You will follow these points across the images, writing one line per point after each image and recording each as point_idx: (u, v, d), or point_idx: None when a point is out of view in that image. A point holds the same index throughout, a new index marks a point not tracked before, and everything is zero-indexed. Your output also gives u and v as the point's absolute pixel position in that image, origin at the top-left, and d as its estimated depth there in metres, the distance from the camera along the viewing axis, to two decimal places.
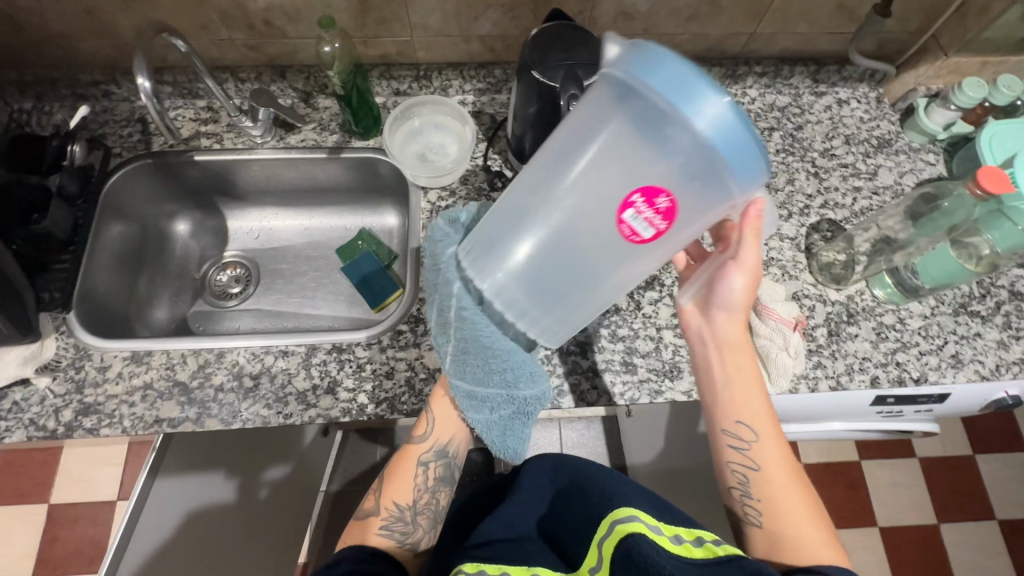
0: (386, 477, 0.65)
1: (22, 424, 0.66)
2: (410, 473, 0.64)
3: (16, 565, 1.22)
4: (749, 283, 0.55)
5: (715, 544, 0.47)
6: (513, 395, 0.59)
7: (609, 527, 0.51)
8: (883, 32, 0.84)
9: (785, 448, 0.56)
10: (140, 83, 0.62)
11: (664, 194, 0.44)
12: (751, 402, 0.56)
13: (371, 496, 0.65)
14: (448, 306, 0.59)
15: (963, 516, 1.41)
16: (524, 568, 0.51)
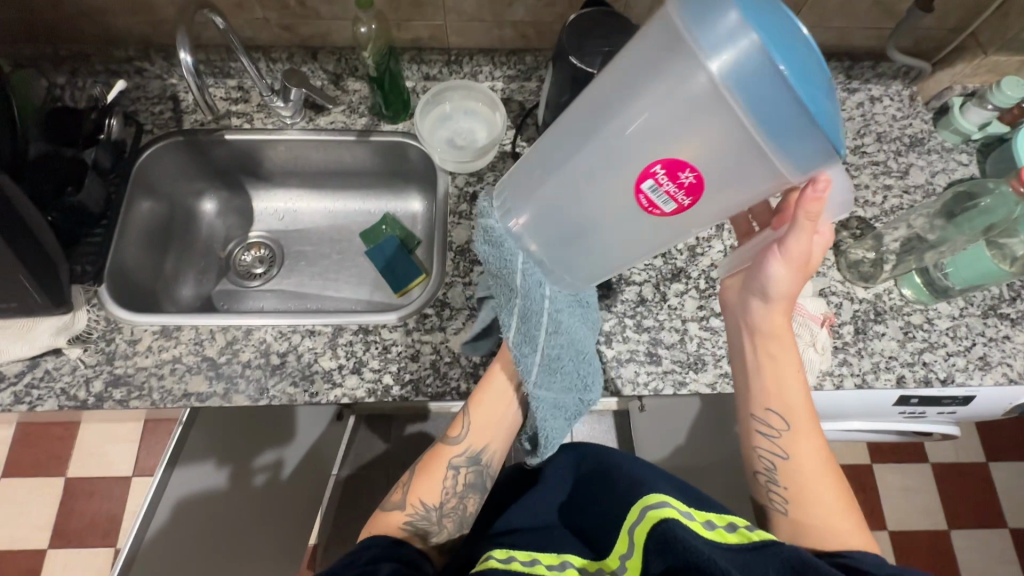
0: (417, 473, 0.63)
1: (53, 392, 0.67)
2: (443, 473, 0.62)
3: (34, 535, 1.25)
4: (792, 271, 0.53)
5: (749, 529, 0.47)
6: (585, 400, 0.61)
7: (639, 513, 0.50)
8: (921, 29, 0.82)
9: (817, 437, 0.58)
10: (182, 57, 0.63)
11: (688, 168, 0.42)
12: (784, 393, 0.58)
13: (399, 489, 0.63)
14: (535, 313, 0.57)
15: (974, 523, 1.40)
16: (553, 556, 0.53)
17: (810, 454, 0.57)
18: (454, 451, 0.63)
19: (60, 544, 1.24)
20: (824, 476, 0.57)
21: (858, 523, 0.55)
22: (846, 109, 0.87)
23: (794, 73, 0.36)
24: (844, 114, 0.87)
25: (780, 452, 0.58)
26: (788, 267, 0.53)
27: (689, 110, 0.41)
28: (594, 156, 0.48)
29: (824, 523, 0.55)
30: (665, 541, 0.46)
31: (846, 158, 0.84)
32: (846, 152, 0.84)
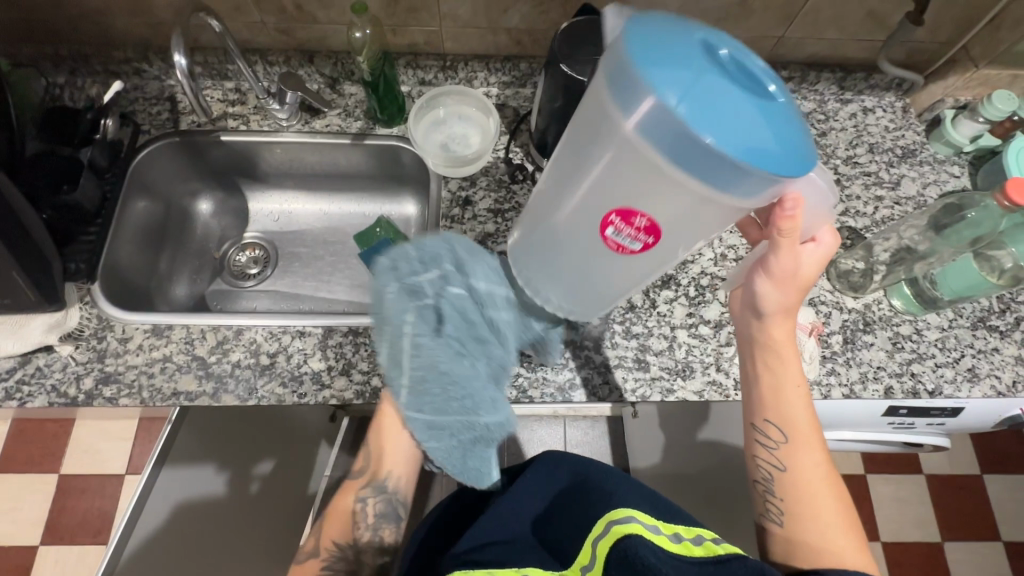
0: (326, 518, 0.62)
1: (44, 389, 0.67)
2: (348, 513, 0.61)
3: (26, 531, 1.25)
4: (778, 286, 0.56)
5: (715, 543, 0.49)
6: (473, 421, 0.59)
7: (604, 527, 0.50)
8: (914, 41, 0.83)
9: (818, 452, 0.57)
10: (176, 59, 0.63)
11: (639, 214, 0.43)
12: (784, 407, 0.58)
13: (310, 537, 0.61)
14: (401, 336, 0.59)
15: (968, 535, 1.39)
16: (513, 570, 0.52)
17: (809, 468, 0.57)
18: (357, 488, 0.62)
19: (52, 541, 1.24)
20: (821, 490, 0.56)
21: (858, 540, 0.54)
22: (839, 120, 0.88)
23: (727, 131, 0.36)
24: (837, 125, 0.87)
25: (779, 464, 0.58)
26: (775, 282, 0.56)
27: (630, 163, 0.42)
28: (568, 197, 0.49)
29: (819, 540, 0.54)
30: (625, 557, 0.47)
31: (837, 168, 0.84)
32: (838, 162, 0.85)
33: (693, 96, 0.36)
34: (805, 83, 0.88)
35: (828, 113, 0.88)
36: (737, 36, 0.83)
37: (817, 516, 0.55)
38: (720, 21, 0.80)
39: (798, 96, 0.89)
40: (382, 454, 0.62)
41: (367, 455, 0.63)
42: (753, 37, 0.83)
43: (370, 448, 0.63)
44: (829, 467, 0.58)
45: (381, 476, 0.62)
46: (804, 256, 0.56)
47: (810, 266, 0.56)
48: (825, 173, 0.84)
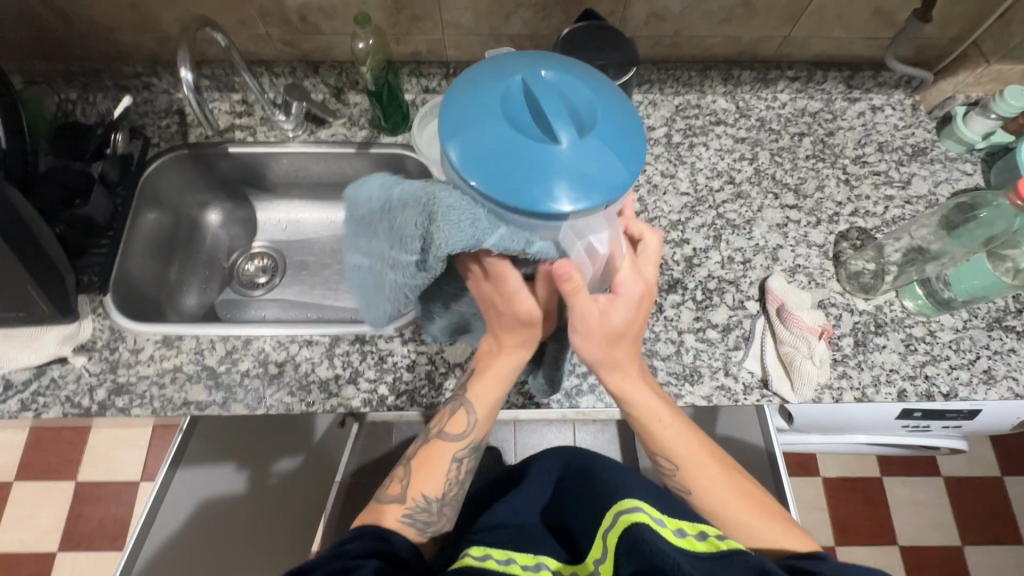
0: (415, 469, 0.59)
1: (58, 400, 0.68)
2: (444, 467, 0.59)
3: (44, 538, 1.27)
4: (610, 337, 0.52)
5: (719, 539, 0.46)
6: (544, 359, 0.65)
7: (613, 519, 0.50)
8: (922, 38, 0.82)
9: (711, 464, 0.56)
10: (182, 75, 0.64)
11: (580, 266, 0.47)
12: (663, 440, 0.56)
13: (395, 483, 0.59)
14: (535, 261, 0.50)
15: (989, 540, 1.36)
16: (529, 555, 0.51)
17: (717, 482, 0.56)
18: (454, 449, 0.59)
19: (70, 548, 1.26)
20: (735, 497, 0.55)
21: (787, 525, 0.53)
22: (847, 119, 0.87)
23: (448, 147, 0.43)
24: (845, 124, 0.86)
25: (684, 487, 0.57)
26: (587, 337, 0.52)
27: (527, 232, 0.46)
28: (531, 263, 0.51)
29: (749, 539, 0.53)
30: (636, 546, 0.45)
31: (847, 167, 0.83)
32: (847, 162, 0.84)
33: (468, 157, 0.42)
34: (811, 83, 0.87)
35: (836, 111, 0.87)
36: (740, 36, 0.83)
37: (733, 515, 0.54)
38: (723, 23, 0.80)
39: (804, 96, 0.88)
40: (488, 393, 0.59)
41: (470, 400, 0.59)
42: (757, 38, 0.83)
43: (479, 398, 0.59)
44: (733, 474, 0.56)
45: (492, 420, 0.60)
46: (618, 310, 0.51)
47: (626, 315, 0.51)
48: (834, 173, 0.83)
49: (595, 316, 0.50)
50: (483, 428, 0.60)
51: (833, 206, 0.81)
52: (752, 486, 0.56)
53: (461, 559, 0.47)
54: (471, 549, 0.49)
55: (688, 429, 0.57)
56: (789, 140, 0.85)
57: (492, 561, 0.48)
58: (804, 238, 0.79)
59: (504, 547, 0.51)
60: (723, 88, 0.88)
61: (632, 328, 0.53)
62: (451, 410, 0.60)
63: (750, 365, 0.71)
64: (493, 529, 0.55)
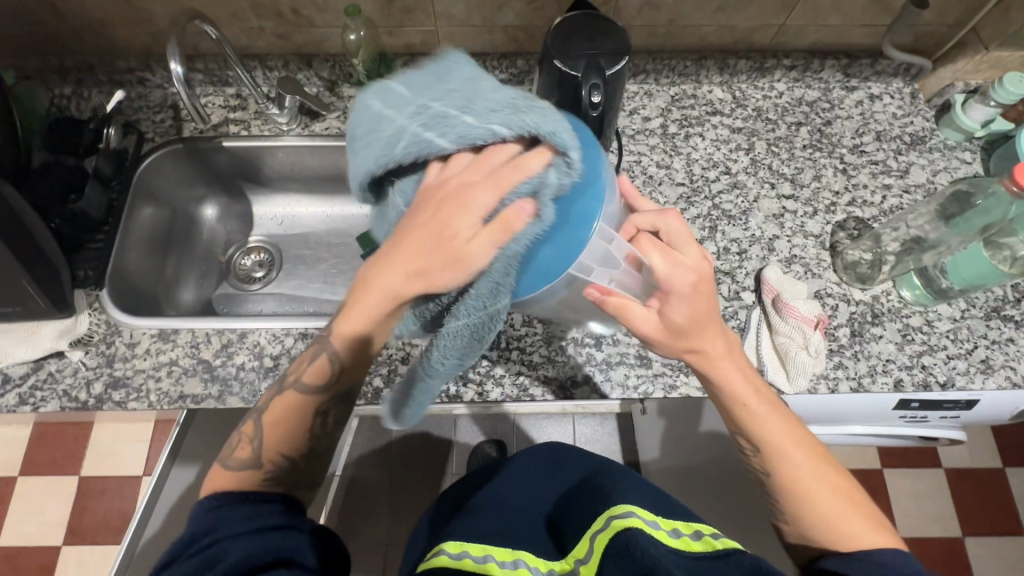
0: (264, 424, 0.51)
1: (56, 394, 0.69)
2: (299, 421, 0.51)
3: (49, 532, 1.28)
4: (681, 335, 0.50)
5: (714, 538, 0.46)
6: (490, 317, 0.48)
7: (604, 522, 0.49)
8: (921, 24, 0.81)
9: (800, 450, 0.53)
10: (172, 68, 0.64)
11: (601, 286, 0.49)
12: (752, 421, 0.54)
13: (245, 443, 0.50)
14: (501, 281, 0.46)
15: (990, 531, 1.36)
16: (506, 551, 0.51)
17: (802, 466, 0.53)
18: (315, 401, 0.52)
19: (74, 541, 1.28)
20: (823, 486, 0.52)
21: (870, 518, 0.51)
22: (845, 108, 0.86)
23: None
24: (842, 113, 0.86)
25: (765, 471, 0.54)
26: (655, 342, 0.51)
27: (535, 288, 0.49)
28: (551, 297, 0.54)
29: (824, 530, 0.50)
30: (624, 550, 0.45)
31: (844, 157, 0.82)
32: (844, 151, 0.83)
33: None
34: (808, 72, 0.86)
35: (834, 100, 0.87)
36: (736, 25, 0.82)
37: (818, 505, 0.51)
38: (718, 11, 0.79)
39: (801, 85, 0.87)
40: (363, 345, 0.50)
41: (338, 348, 0.50)
42: (753, 26, 0.82)
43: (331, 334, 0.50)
44: (820, 461, 0.53)
45: (359, 374, 0.52)
46: (674, 306, 0.49)
47: (685, 309, 0.49)
48: (831, 163, 0.82)
49: (654, 324, 0.50)
50: (355, 378, 0.53)
51: (830, 196, 0.80)
52: (839, 475, 0.53)
53: (438, 559, 0.48)
54: (446, 545, 0.49)
55: (780, 410, 0.55)
56: (786, 129, 0.85)
57: (469, 559, 0.48)
58: (800, 228, 0.78)
59: (481, 543, 0.51)
60: (720, 78, 0.87)
61: (703, 315, 0.49)
62: (314, 355, 0.51)
63: (746, 356, 0.70)
64: (478, 526, 0.54)
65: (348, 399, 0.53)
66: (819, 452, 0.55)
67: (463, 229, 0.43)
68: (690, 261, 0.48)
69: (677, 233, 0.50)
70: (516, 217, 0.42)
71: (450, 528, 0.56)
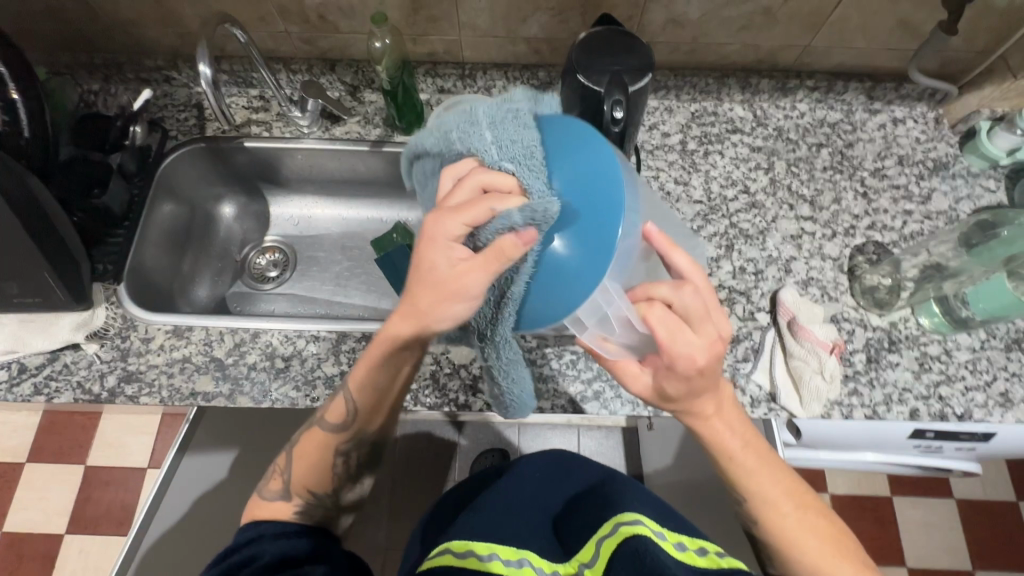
0: (293, 456, 0.56)
1: (70, 385, 0.69)
2: (324, 463, 0.56)
3: (53, 520, 1.29)
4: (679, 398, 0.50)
5: (718, 555, 0.46)
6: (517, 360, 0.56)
7: (613, 528, 0.49)
8: (947, 50, 0.80)
9: (785, 501, 0.54)
10: (201, 69, 0.65)
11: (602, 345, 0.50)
12: (747, 479, 0.54)
13: (276, 476, 0.56)
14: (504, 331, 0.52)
15: (1002, 566, 1.32)
16: (512, 550, 0.50)
17: (790, 518, 0.53)
18: (336, 441, 0.55)
19: (77, 531, 1.28)
20: (807, 535, 0.53)
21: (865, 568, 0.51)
22: (867, 131, 0.85)
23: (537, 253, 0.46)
24: (865, 135, 0.85)
25: (753, 518, 0.55)
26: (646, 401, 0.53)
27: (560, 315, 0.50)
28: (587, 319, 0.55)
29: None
30: (631, 559, 0.44)
31: (865, 180, 0.82)
32: (865, 174, 0.82)
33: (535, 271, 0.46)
34: (831, 93, 0.86)
35: (856, 123, 0.86)
36: (761, 45, 0.82)
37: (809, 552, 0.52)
38: (743, 31, 0.79)
39: (823, 106, 0.87)
40: (384, 385, 0.54)
41: (355, 392, 0.54)
42: (778, 46, 0.82)
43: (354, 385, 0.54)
44: (805, 507, 0.54)
45: (374, 421, 0.56)
46: (671, 382, 0.48)
47: (680, 386, 0.48)
48: (852, 186, 0.81)
49: (645, 387, 0.52)
50: (371, 422, 0.56)
51: (849, 219, 0.79)
52: (829, 524, 0.54)
53: (444, 558, 0.49)
54: (451, 544, 0.49)
55: (770, 462, 0.55)
56: (807, 151, 0.84)
57: (475, 558, 0.48)
58: (818, 250, 0.77)
59: (488, 541, 0.51)
60: (741, 95, 0.87)
61: (703, 386, 0.49)
62: (335, 396, 0.55)
63: (759, 378, 0.69)
64: (480, 521, 0.54)
65: (369, 443, 0.58)
66: (811, 503, 0.55)
67: (437, 260, 0.44)
68: (700, 345, 0.45)
69: (689, 310, 0.45)
70: (507, 246, 0.41)
71: (454, 523, 0.55)
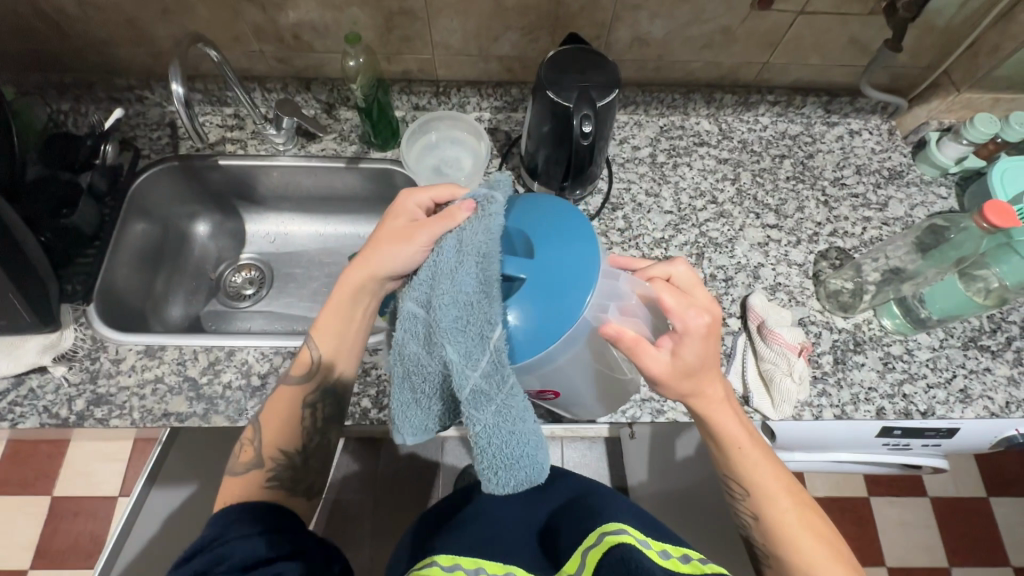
0: (263, 425, 0.57)
1: (35, 410, 0.67)
2: (294, 415, 0.57)
3: (16, 556, 1.23)
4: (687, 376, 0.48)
5: (703, 562, 0.45)
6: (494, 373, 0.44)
7: (597, 538, 0.49)
8: (895, 66, 0.85)
9: (789, 499, 0.54)
10: (173, 88, 0.65)
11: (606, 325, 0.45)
12: (751, 472, 0.53)
13: (247, 447, 0.55)
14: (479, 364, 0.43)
15: (978, 562, 1.36)
16: (499, 565, 0.51)
17: (793, 517, 0.53)
18: (305, 391, 0.57)
19: (42, 565, 1.23)
20: (807, 534, 0.52)
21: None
22: (826, 142, 0.89)
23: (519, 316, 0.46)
24: (824, 147, 0.89)
25: (753, 514, 0.54)
26: (664, 386, 0.48)
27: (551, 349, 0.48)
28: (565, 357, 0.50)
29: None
30: (619, 567, 0.45)
31: (826, 189, 0.85)
32: (826, 184, 0.86)
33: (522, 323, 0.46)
34: (791, 107, 0.90)
35: (815, 135, 0.90)
36: (722, 62, 0.86)
37: (799, 542, 0.52)
38: (705, 49, 0.83)
39: (784, 120, 0.91)
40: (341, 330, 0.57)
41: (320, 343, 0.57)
42: (738, 63, 0.86)
43: (321, 332, 0.57)
44: (805, 505, 0.54)
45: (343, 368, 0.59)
46: (689, 347, 0.47)
47: (698, 349, 0.47)
48: (814, 195, 0.85)
49: (665, 365, 0.47)
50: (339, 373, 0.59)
51: (812, 226, 0.83)
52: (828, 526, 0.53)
53: (431, 568, 0.48)
54: (437, 559, 0.49)
55: (773, 459, 0.55)
56: (770, 162, 0.88)
57: (461, 571, 0.49)
58: (784, 257, 0.80)
59: (474, 556, 0.51)
60: (707, 110, 0.90)
61: (713, 358, 0.49)
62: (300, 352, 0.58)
63: (732, 381, 0.71)
64: (463, 542, 0.54)
65: (337, 394, 0.59)
66: (808, 503, 0.55)
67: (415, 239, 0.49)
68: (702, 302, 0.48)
69: (686, 279, 0.51)
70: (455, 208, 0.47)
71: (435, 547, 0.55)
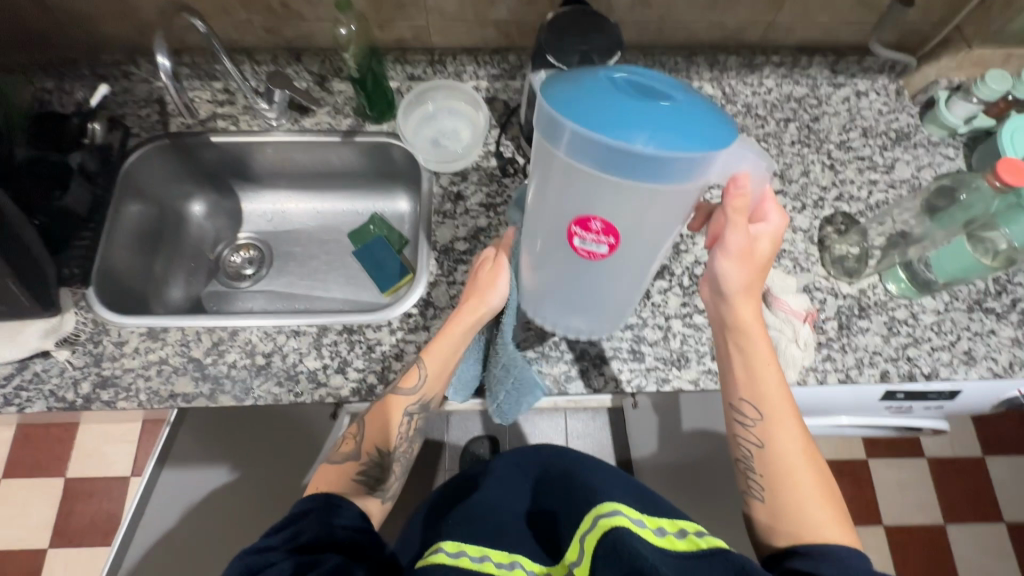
0: (365, 420, 0.60)
1: (42, 394, 0.67)
2: (393, 422, 0.59)
3: (34, 536, 1.26)
4: (751, 262, 0.53)
5: (698, 536, 0.45)
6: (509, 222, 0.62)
7: (592, 521, 0.48)
8: (905, 22, 0.82)
9: (795, 425, 0.52)
10: (159, 61, 0.63)
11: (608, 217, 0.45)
12: (757, 380, 0.53)
13: (349, 441, 0.58)
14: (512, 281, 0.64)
15: (972, 519, 1.39)
16: (503, 554, 0.51)
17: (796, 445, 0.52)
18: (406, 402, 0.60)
19: (60, 544, 1.25)
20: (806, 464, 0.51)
21: (839, 514, 0.49)
22: (832, 104, 0.87)
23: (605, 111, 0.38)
24: (830, 109, 0.87)
25: (759, 441, 0.53)
26: (736, 259, 0.53)
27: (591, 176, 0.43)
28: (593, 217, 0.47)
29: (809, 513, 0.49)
30: (612, 553, 0.44)
31: (831, 153, 0.84)
32: (832, 147, 0.84)
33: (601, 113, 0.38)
34: (796, 68, 0.88)
35: (821, 97, 0.87)
36: (726, 22, 0.83)
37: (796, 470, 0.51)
38: (709, 8, 0.80)
39: (790, 81, 0.88)
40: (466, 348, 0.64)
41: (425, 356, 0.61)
42: (743, 23, 0.83)
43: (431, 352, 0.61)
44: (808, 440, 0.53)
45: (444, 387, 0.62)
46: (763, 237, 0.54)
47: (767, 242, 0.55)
48: (819, 159, 0.83)
49: (743, 239, 0.52)
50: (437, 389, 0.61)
51: (818, 191, 0.81)
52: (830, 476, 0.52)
53: (437, 555, 0.47)
54: (442, 545, 0.49)
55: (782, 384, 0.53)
56: (775, 125, 0.85)
57: (467, 558, 0.48)
58: (789, 223, 0.79)
59: (478, 543, 0.51)
60: (710, 73, 0.88)
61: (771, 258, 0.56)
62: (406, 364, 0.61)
63: None
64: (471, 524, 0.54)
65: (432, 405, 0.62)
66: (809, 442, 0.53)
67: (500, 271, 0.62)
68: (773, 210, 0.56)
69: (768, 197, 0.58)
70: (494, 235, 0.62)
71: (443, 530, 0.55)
